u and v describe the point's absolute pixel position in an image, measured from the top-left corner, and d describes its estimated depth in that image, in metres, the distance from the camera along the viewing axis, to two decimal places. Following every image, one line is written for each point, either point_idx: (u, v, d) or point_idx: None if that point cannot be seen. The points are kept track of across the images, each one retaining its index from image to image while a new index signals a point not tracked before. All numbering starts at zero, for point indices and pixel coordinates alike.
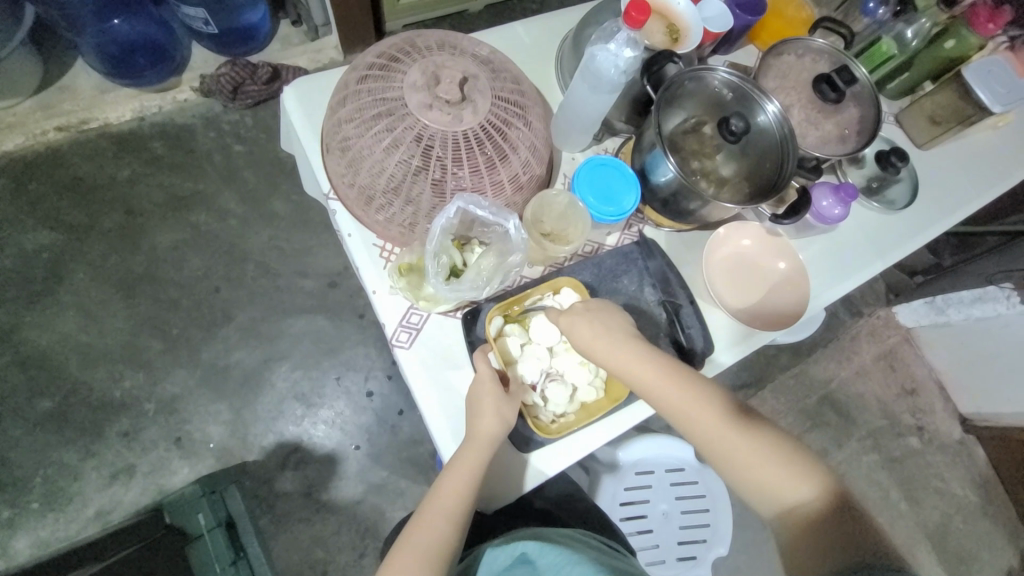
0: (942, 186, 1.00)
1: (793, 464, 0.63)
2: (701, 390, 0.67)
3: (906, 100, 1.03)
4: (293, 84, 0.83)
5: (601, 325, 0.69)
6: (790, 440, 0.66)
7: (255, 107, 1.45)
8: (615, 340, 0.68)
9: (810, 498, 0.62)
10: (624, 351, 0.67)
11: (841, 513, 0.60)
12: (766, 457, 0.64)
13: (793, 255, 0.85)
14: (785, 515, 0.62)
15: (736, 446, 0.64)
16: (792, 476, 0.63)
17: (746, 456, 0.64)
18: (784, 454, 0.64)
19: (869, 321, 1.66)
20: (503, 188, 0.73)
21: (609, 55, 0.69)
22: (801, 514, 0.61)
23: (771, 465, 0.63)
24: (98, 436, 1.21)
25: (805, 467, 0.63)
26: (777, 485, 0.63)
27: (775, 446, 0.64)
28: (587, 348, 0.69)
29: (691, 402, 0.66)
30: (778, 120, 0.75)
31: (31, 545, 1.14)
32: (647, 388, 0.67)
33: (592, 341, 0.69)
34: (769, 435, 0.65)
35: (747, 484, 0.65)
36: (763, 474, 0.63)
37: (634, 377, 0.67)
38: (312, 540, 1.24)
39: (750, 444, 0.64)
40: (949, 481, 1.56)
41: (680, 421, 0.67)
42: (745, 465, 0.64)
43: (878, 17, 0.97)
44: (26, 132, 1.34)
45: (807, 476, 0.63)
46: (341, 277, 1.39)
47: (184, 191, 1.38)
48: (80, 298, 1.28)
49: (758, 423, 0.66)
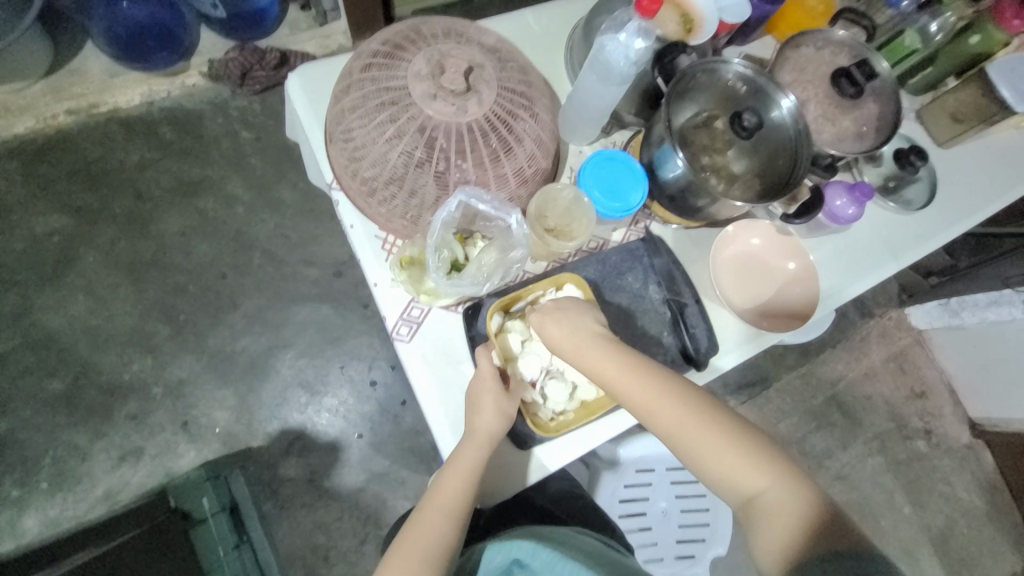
0: (960, 187, 0.96)
1: (759, 455, 0.62)
2: (667, 383, 0.65)
3: (927, 97, 1.00)
4: (298, 71, 0.82)
5: (567, 320, 0.68)
6: (759, 432, 0.65)
7: (264, 93, 1.44)
8: (581, 334, 0.67)
9: (776, 490, 0.61)
10: (589, 345, 0.67)
11: (808, 505, 0.59)
12: (732, 448, 0.63)
13: (804, 255, 0.83)
14: (751, 507, 0.61)
15: (700, 437, 0.63)
16: (757, 467, 0.62)
17: (709, 448, 0.63)
18: (750, 445, 0.63)
19: (880, 322, 1.62)
20: (507, 181, 0.72)
21: (620, 45, 0.67)
22: (766, 506, 0.60)
23: (735, 455, 0.62)
24: (106, 418, 1.23)
25: (772, 459, 0.62)
26: (741, 476, 0.62)
27: (742, 437, 0.63)
28: (553, 344, 0.69)
29: (655, 396, 0.64)
30: (792, 116, 0.73)
31: (41, 522, 1.17)
32: (610, 382, 0.66)
33: (560, 339, 0.68)
34: (737, 427, 0.64)
35: (713, 476, 0.63)
36: (727, 465, 0.62)
37: (599, 371, 0.66)
38: (314, 526, 1.26)
39: (715, 435, 0.63)
40: (955, 486, 1.54)
41: (644, 414, 0.65)
42: (710, 456, 0.63)
43: (902, 9, 0.92)
44: (36, 115, 1.34)
45: (774, 468, 0.62)
46: (347, 267, 1.39)
47: (192, 177, 1.38)
48: (89, 282, 1.29)
49: (726, 414, 0.65)
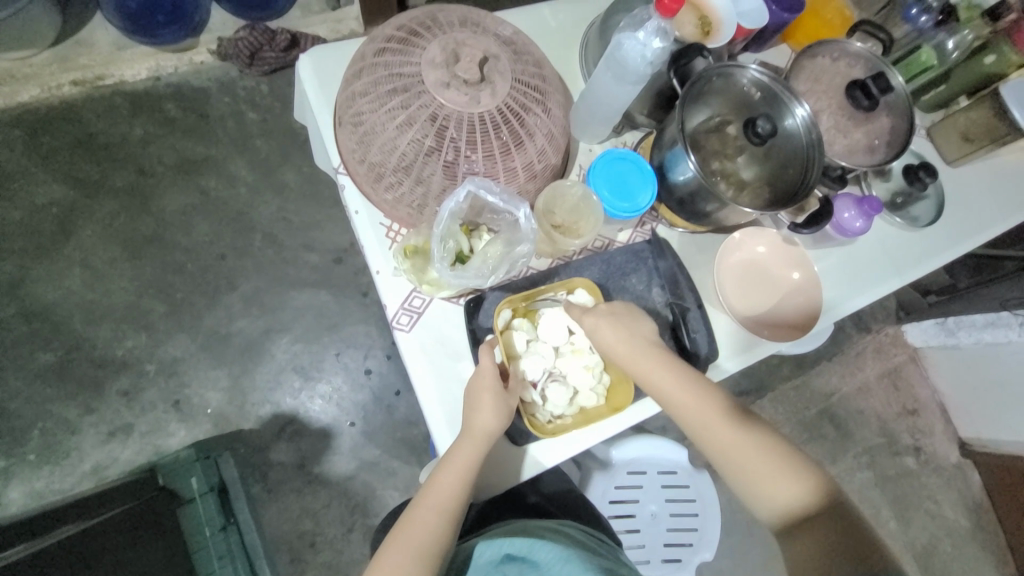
0: (968, 206, 0.96)
1: (797, 470, 0.65)
2: (716, 395, 0.67)
3: (938, 115, 0.99)
4: (310, 53, 0.81)
5: (620, 326, 0.69)
6: (792, 447, 0.67)
7: (272, 75, 1.43)
8: (637, 342, 0.68)
9: (811, 503, 0.63)
10: (645, 353, 0.67)
11: (837, 516, 0.62)
12: (774, 463, 0.65)
13: (808, 266, 0.83)
14: (787, 520, 0.64)
15: (745, 453, 0.65)
16: (794, 482, 0.64)
17: (741, 455, 0.65)
18: (789, 460, 0.65)
19: (877, 337, 1.63)
20: (516, 175, 0.71)
21: (637, 43, 0.66)
22: (800, 519, 0.63)
23: (766, 466, 0.65)
24: (97, 393, 1.22)
25: (807, 473, 0.65)
26: (780, 491, 0.64)
27: (782, 453, 0.66)
28: (606, 348, 0.69)
29: (706, 409, 0.66)
30: (806, 125, 0.73)
31: (26, 494, 1.16)
32: (663, 392, 0.67)
33: (604, 337, 0.68)
34: (778, 444, 0.66)
35: (750, 490, 0.66)
36: (769, 481, 0.64)
37: (642, 374, 0.67)
38: (301, 511, 1.25)
39: (758, 450, 0.65)
40: (942, 504, 1.55)
41: (690, 426, 0.67)
42: (751, 470, 0.65)
43: (920, 25, 0.92)
44: (41, 84, 1.33)
45: (810, 484, 0.64)
46: (347, 254, 1.38)
47: (195, 155, 1.36)
48: (87, 255, 1.28)
49: (765, 431, 0.67)
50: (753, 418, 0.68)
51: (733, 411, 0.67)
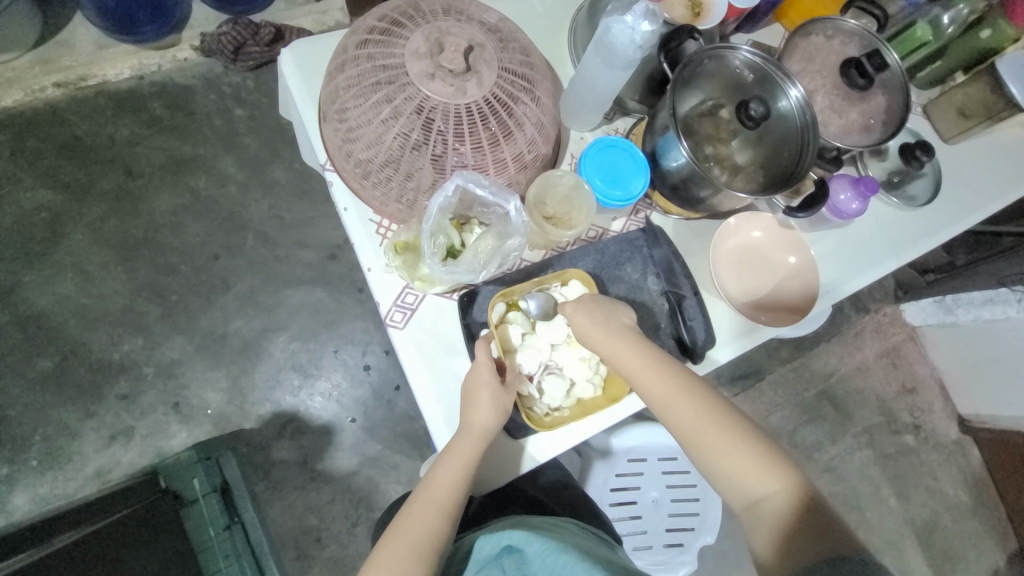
0: (964, 183, 0.95)
1: (772, 461, 0.64)
2: (692, 384, 0.67)
3: (936, 91, 0.98)
4: (292, 46, 0.79)
5: (599, 317, 0.68)
6: (768, 438, 0.66)
7: (258, 70, 1.40)
8: (615, 331, 0.68)
9: (783, 495, 0.63)
10: (622, 342, 0.67)
11: (809, 509, 0.62)
12: (748, 454, 0.64)
13: (804, 250, 0.82)
14: (759, 513, 0.63)
15: (720, 443, 0.65)
16: (767, 472, 0.63)
17: (717, 448, 0.65)
18: (765, 451, 0.65)
19: (875, 317, 1.63)
20: (507, 166, 0.70)
21: (625, 27, 0.65)
22: (772, 512, 0.62)
23: (742, 458, 0.64)
24: (97, 398, 1.22)
25: (784, 467, 0.64)
26: (752, 480, 0.64)
27: (758, 444, 0.65)
28: (584, 336, 0.68)
29: (682, 401, 0.66)
30: (800, 107, 0.71)
31: (30, 500, 1.16)
32: (638, 381, 0.66)
33: (586, 328, 0.68)
34: (753, 434, 0.66)
35: (724, 481, 0.65)
36: (743, 473, 0.64)
37: (621, 365, 0.67)
38: (306, 508, 1.26)
39: (733, 441, 0.65)
40: (941, 480, 1.56)
41: (666, 415, 0.67)
42: (727, 462, 0.64)
43: (914, 0, 0.90)
44: (23, 87, 1.30)
45: (784, 475, 0.63)
46: (341, 250, 1.37)
47: (184, 155, 1.35)
48: (78, 260, 1.27)
49: (744, 423, 0.67)
50: (730, 407, 0.67)
51: (708, 401, 0.67)
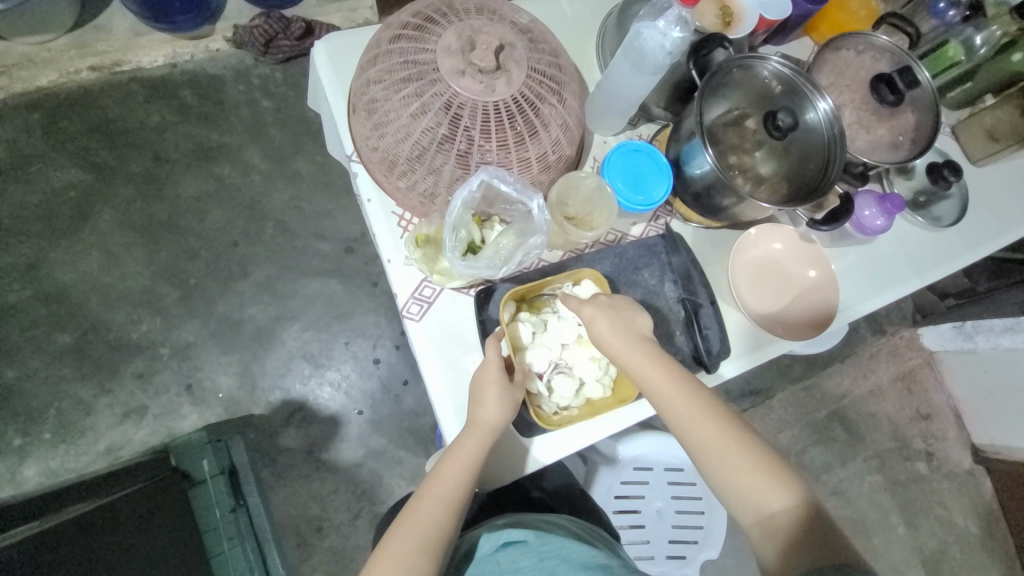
0: (992, 208, 0.94)
1: (780, 475, 0.64)
2: (705, 396, 0.66)
3: (964, 112, 0.97)
4: (325, 38, 0.80)
5: (617, 322, 0.68)
6: (778, 454, 0.66)
7: (287, 63, 1.43)
8: (630, 338, 0.67)
9: (790, 506, 0.62)
10: (633, 347, 0.66)
11: (814, 523, 0.61)
12: (759, 471, 0.64)
13: (825, 264, 0.81)
14: (767, 525, 0.62)
15: (732, 456, 0.64)
16: (780, 487, 0.63)
17: (729, 460, 0.64)
18: (775, 466, 0.64)
19: (891, 340, 1.60)
20: (530, 166, 0.71)
21: (656, 33, 0.65)
22: (783, 525, 0.62)
23: (755, 472, 0.64)
24: (113, 375, 1.25)
25: (797, 487, 0.63)
26: (763, 494, 0.63)
27: (768, 460, 0.64)
28: (599, 340, 0.68)
29: (696, 413, 0.65)
30: (828, 120, 0.71)
31: (43, 471, 1.19)
32: (653, 391, 0.66)
33: (605, 332, 0.67)
34: (761, 447, 0.65)
35: (732, 493, 0.65)
36: (751, 482, 0.63)
37: (637, 373, 0.66)
38: (309, 497, 1.27)
39: (740, 451, 0.64)
40: (953, 511, 1.53)
41: (677, 424, 0.66)
42: (738, 475, 0.64)
43: (947, 20, 0.87)
44: (61, 69, 1.34)
45: (797, 494, 0.63)
46: (358, 244, 1.38)
47: (210, 143, 1.37)
48: (104, 239, 1.30)
49: (756, 438, 0.66)
50: (741, 422, 0.67)
51: (719, 414, 0.66)
